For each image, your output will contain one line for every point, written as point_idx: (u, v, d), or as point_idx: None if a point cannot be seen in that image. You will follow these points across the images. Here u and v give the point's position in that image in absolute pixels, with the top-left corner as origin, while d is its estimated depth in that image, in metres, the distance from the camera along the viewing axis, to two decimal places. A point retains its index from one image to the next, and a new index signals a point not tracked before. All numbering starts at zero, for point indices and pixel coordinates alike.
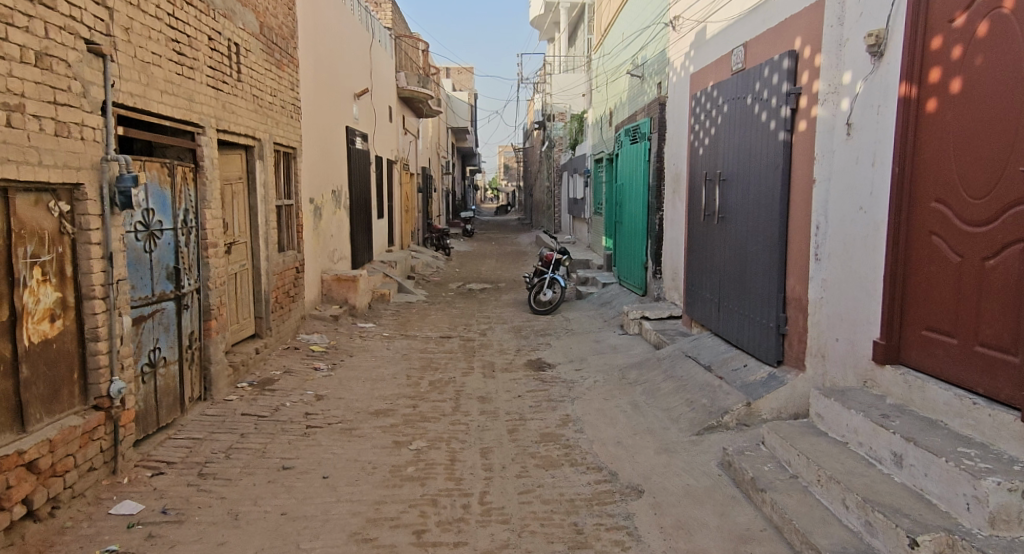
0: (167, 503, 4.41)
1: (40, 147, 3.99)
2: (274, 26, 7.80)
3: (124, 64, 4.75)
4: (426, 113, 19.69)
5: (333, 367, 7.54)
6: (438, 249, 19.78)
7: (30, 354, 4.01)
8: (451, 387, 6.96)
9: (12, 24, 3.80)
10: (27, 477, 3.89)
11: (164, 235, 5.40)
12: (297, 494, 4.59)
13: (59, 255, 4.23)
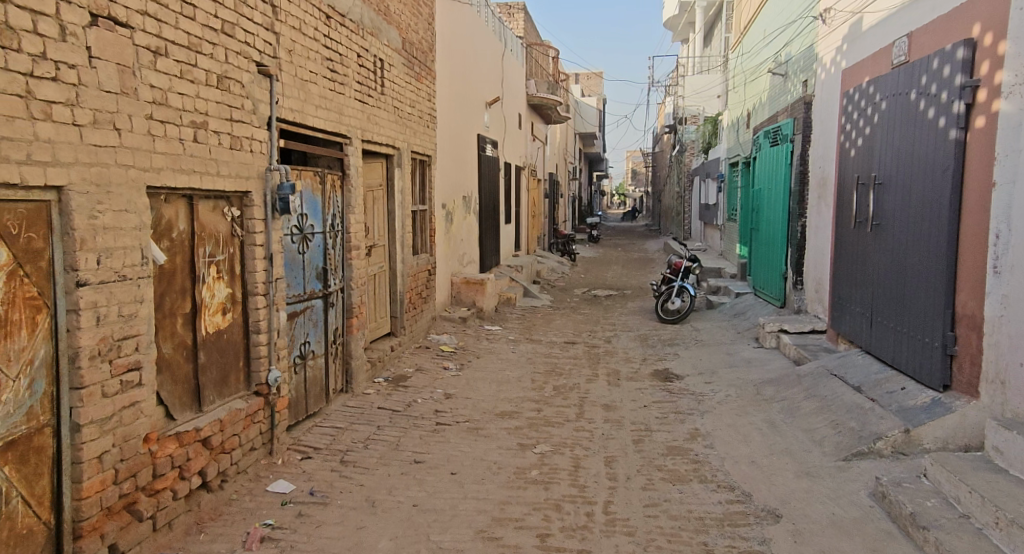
0: (315, 485, 4.81)
1: (219, 160, 4.47)
2: (415, 40, 8.24)
3: (287, 83, 5.22)
4: (556, 120, 19.92)
5: (461, 367, 7.87)
6: (563, 254, 20.08)
7: (206, 342, 4.50)
8: (575, 393, 7.09)
9: (199, 51, 4.29)
10: (202, 452, 4.36)
11: (315, 238, 5.86)
12: (428, 487, 4.87)
13: (230, 255, 4.71)
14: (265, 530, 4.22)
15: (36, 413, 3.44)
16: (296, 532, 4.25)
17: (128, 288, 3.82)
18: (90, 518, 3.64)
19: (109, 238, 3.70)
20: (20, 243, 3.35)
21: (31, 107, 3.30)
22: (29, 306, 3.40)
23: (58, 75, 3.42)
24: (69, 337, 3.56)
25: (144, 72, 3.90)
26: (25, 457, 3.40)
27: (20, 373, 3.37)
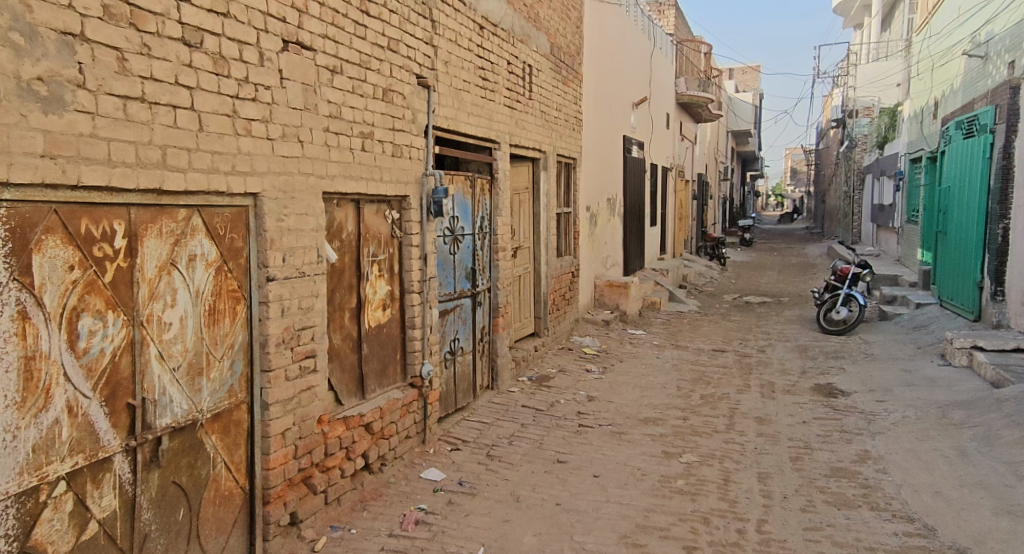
0: (464, 476, 4.91)
1: (383, 167, 4.68)
2: (564, 44, 8.27)
3: (443, 92, 5.37)
4: (707, 118, 19.35)
5: (604, 370, 7.79)
6: (713, 258, 19.51)
7: (369, 336, 4.70)
8: (726, 403, 6.83)
9: (369, 67, 4.50)
10: (365, 436, 4.57)
11: (465, 240, 5.99)
12: (570, 487, 4.84)
13: (390, 255, 4.90)
14: (419, 514, 4.35)
15: (235, 391, 3.75)
16: (446, 519, 4.35)
17: (307, 284, 4.06)
18: (276, 487, 3.92)
19: (292, 239, 3.96)
20: (225, 243, 3.65)
21: (235, 124, 3.60)
22: (231, 297, 3.70)
23: (256, 96, 3.70)
24: (260, 326, 3.84)
25: (324, 89, 4.13)
26: (227, 429, 3.71)
27: (223, 355, 3.67)
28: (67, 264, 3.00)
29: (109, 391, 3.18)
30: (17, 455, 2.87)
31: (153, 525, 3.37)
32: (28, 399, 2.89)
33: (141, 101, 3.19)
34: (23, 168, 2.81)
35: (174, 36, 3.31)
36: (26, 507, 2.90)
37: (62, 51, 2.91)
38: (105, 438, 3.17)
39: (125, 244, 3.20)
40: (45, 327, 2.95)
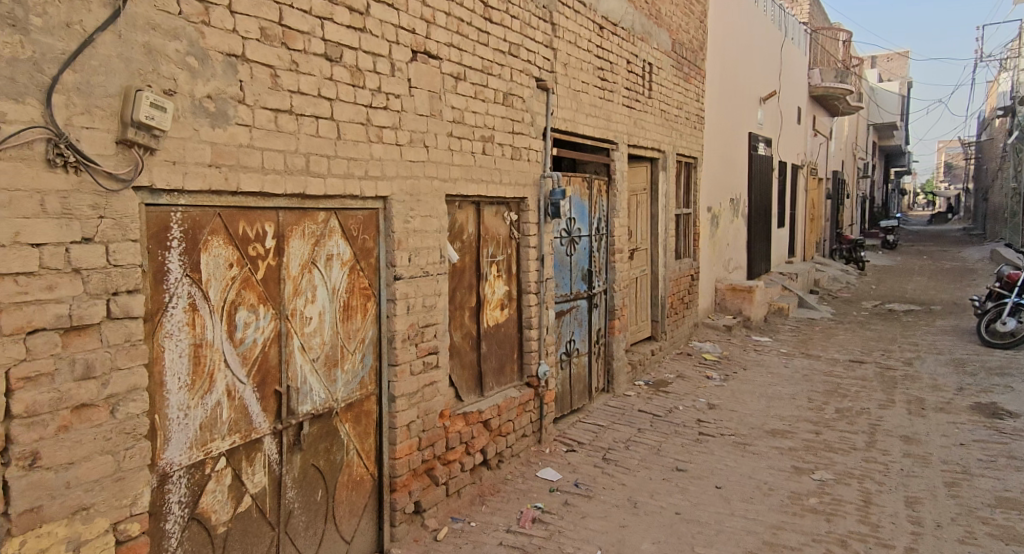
0: (579, 477, 4.90)
1: (503, 170, 4.75)
2: (685, 41, 8.08)
3: (562, 94, 5.39)
4: (842, 111, 18.31)
5: (726, 377, 7.54)
6: (849, 261, 18.45)
7: (488, 334, 4.78)
8: (865, 419, 6.43)
9: (490, 73, 4.58)
10: (484, 432, 4.65)
11: (582, 241, 5.98)
12: (691, 497, 4.71)
13: (508, 256, 4.97)
14: (536, 512, 4.38)
15: (366, 383, 3.91)
16: (563, 519, 4.34)
17: (430, 282, 4.19)
18: (402, 476, 4.05)
19: (418, 239, 4.09)
20: (358, 243, 3.82)
21: (369, 132, 3.76)
22: (363, 295, 3.87)
23: (388, 105, 3.85)
24: (388, 322, 3.99)
25: (448, 95, 4.25)
26: (359, 418, 3.87)
27: (356, 348, 3.84)
28: (228, 262, 3.26)
29: (260, 378, 3.42)
30: (187, 431, 3.16)
31: (296, 503, 3.59)
32: (196, 382, 3.18)
33: (289, 113, 3.40)
34: (195, 177, 3.08)
35: (318, 51, 3.50)
36: (193, 478, 3.20)
37: (227, 71, 3.17)
38: (257, 420, 3.41)
39: (274, 244, 3.43)
40: (210, 318, 3.22)
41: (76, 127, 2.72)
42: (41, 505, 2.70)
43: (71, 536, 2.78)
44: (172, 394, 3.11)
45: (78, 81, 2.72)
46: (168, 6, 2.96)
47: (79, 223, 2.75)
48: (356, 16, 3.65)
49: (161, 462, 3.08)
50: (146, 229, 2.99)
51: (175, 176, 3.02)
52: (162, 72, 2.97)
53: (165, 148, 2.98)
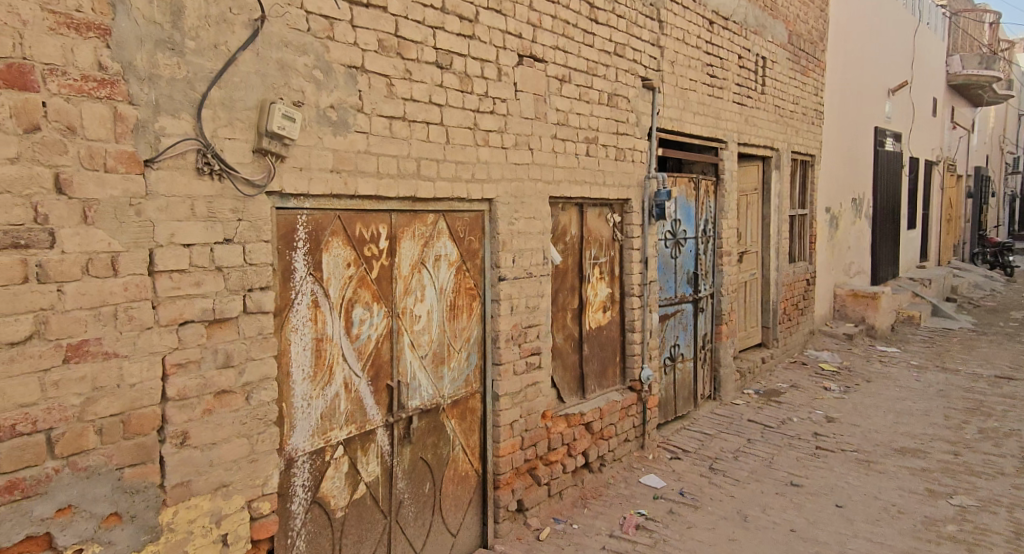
0: (685, 486, 4.78)
1: (606, 171, 4.73)
2: (803, 32, 7.63)
3: (669, 93, 5.28)
4: (991, 101, 16.68)
5: (847, 389, 7.04)
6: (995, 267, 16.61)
7: (590, 336, 4.78)
8: (1014, 441, 5.82)
9: (596, 74, 4.58)
10: (586, 435, 4.66)
11: (687, 243, 5.82)
12: (808, 514, 4.46)
13: (611, 258, 4.95)
14: (639, 518, 4.33)
15: (471, 381, 4.03)
16: (667, 528, 4.26)
17: (534, 284, 4.25)
18: (505, 474, 4.13)
19: (522, 241, 4.16)
20: (464, 244, 3.94)
21: (475, 136, 3.87)
22: (468, 294, 3.99)
23: (494, 109, 3.95)
24: (492, 321, 4.08)
25: (554, 98, 4.29)
26: (464, 415, 3.99)
27: (461, 346, 3.97)
28: (346, 262, 3.46)
29: (373, 372, 3.60)
30: (310, 420, 3.38)
31: (406, 494, 3.74)
32: (318, 374, 3.40)
33: (403, 120, 3.56)
34: (319, 182, 3.29)
35: (429, 60, 3.64)
36: (315, 464, 3.41)
37: (348, 82, 3.36)
38: (370, 412, 3.59)
39: (387, 245, 3.61)
40: (331, 314, 3.43)
41: (220, 139, 3.02)
42: (189, 480, 3.00)
43: (213, 510, 3.07)
44: (297, 384, 3.33)
45: (222, 96, 3.01)
46: (298, 24, 3.20)
47: (220, 225, 3.03)
48: (466, 24, 3.78)
49: (288, 447, 3.32)
50: (276, 231, 3.23)
51: (302, 181, 3.24)
52: (292, 85, 3.21)
53: (294, 156, 3.21)
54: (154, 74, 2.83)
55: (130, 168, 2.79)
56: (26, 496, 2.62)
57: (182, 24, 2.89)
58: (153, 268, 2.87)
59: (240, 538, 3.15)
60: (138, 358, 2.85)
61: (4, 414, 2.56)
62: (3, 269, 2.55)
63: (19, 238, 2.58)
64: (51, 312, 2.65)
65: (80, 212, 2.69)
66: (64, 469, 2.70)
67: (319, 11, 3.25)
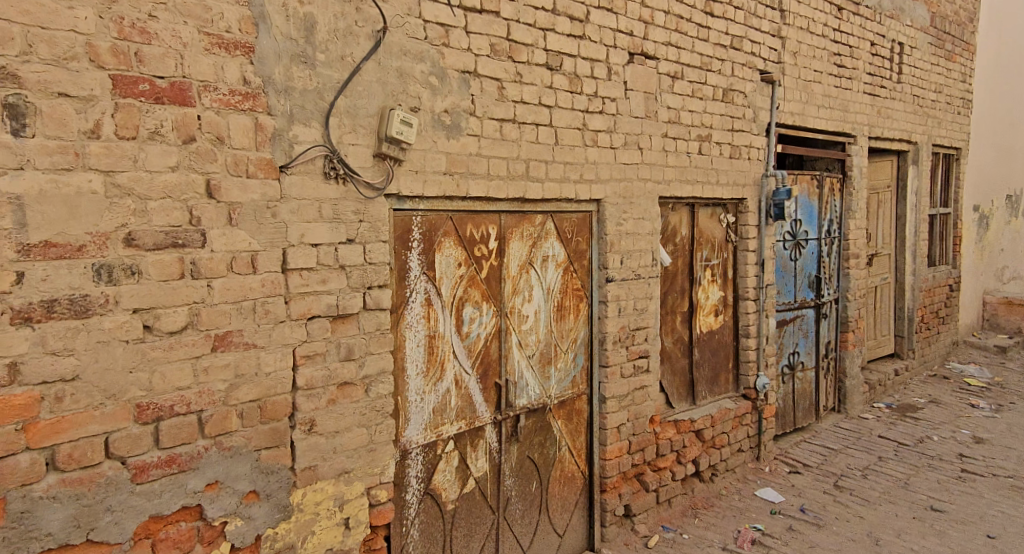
0: (806, 502, 4.52)
1: (720, 170, 4.58)
2: (949, 13, 6.89)
3: (790, 86, 5.02)
4: None
5: (997, 408, 6.24)
6: None
7: (700, 340, 4.66)
8: None
9: (710, 69, 4.43)
10: (696, 442, 4.56)
11: (809, 245, 5.49)
12: (954, 543, 4.06)
13: (724, 260, 4.80)
14: (755, 533, 4.16)
15: (578, 382, 4.03)
16: (785, 545, 4.05)
17: (642, 285, 4.20)
18: (612, 477, 4.11)
19: (630, 242, 4.12)
20: (572, 245, 3.94)
21: (584, 136, 3.86)
22: (575, 295, 3.99)
23: (603, 109, 3.92)
24: (599, 323, 4.06)
25: (664, 95, 4.20)
26: (570, 416, 3.99)
27: (568, 348, 3.98)
28: (457, 261, 3.55)
29: (482, 369, 3.68)
30: (423, 414, 3.49)
31: (513, 491, 3.80)
32: (431, 369, 3.50)
33: (513, 122, 3.60)
34: (433, 185, 3.38)
35: (540, 62, 3.67)
36: (428, 457, 3.52)
37: (461, 87, 3.44)
38: (479, 409, 3.67)
39: (497, 246, 3.67)
40: (442, 312, 3.53)
41: (346, 144, 3.16)
42: (316, 464, 3.17)
43: (337, 494, 3.23)
44: (411, 379, 3.45)
45: (348, 104, 3.16)
46: (416, 33, 3.30)
47: (344, 226, 3.18)
48: (576, 24, 3.78)
49: (402, 439, 3.44)
50: (394, 231, 3.35)
51: (417, 184, 3.34)
52: (410, 92, 3.31)
53: (410, 159, 3.31)
54: (290, 86, 3.02)
55: (268, 174, 2.99)
56: (181, 470, 2.86)
57: (314, 39, 3.06)
58: (285, 266, 3.06)
59: (359, 523, 3.29)
60: (273, 350, 3.04)
61: (165, 396, 2.81)
62: (163, 266, 2.78)
63: (178, 239, 2.81)
64: (202, 306, 2.87)
65: (225, 214, 2.91)
66: (212, 448, 2.92)
67: (436, 19, 3.34)
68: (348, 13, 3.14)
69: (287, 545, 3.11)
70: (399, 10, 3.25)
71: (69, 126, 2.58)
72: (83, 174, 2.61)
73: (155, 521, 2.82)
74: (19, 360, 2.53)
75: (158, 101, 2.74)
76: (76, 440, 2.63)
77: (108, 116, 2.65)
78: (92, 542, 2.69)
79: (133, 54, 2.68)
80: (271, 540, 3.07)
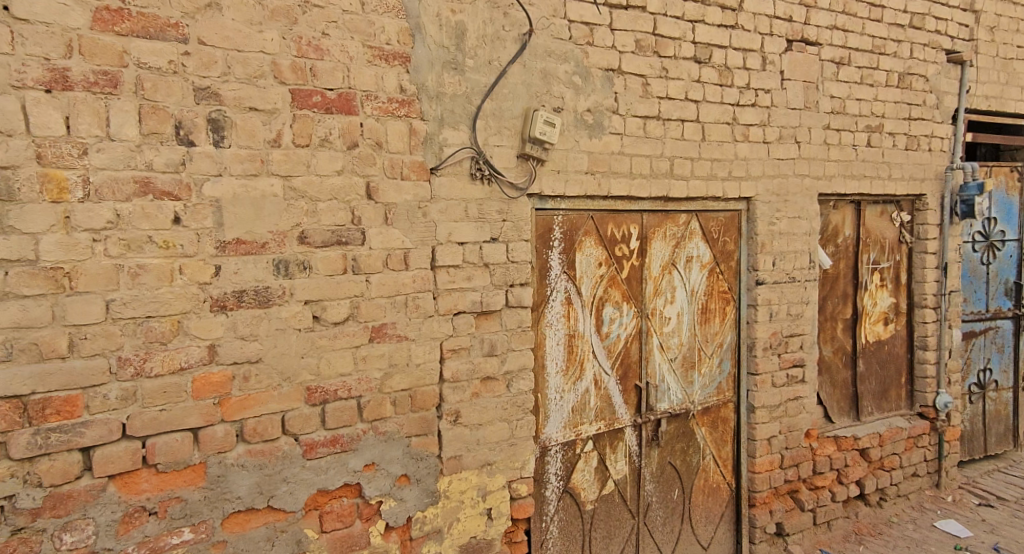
0: (999, 540, 4.10)
1: (894, 162, 4.30)
2: None
3: (984, 66, 4.62)
4: None
5: None
6: None
7: (866, 351, 4.40)
8: None
9: (884, 52, 4.19)
10: (860, 462, 4.30)
11: (1006, 246, 4.93)
12: None
13: (896, 263, 4.50)
14: None
15: (723, 389, 3.92)
16: None
17: (797, 290, 4.02)
18: (762, 492, 3.96)
19: (784, 242, 3.95)
20: (718, 245, 3.85)
21: (735, 131, 3.75)
22: (721, 299, 3.89)
23: (756, 102, 3.80)
24: (748, 328, 3.94)
25: (827, 84, 4.01)
26: (715, 423, 3.90)
27: (713, 352, 3.88)
28: (598, 261, 3.56)
29: (622, 371, 3.67)
30: (562, 412, 3.53)
31: (654, 497, 3.76)
32: (570, 367, 3.53)
33: (657, 119, 3.55)
34: (574, 184, 3.40)
35: (686, 55, 3.60)
36: (567, 455, 3.55)
37: (605, 85, 3.44)
38: (619, 411, 3.66)
39: (638, 246, 3.65)
40: (582, 311, 3.55)
41: (491, 146, 3.26)
42: (460, 454, 3.28)
43: (480, 484, 3.33)
44: (551, 377, 3.50)
45: (494, 107, 3.26)
46: (561, 33, 3.34)
47: (488, 225, 3.27)
48: (728, 13, 3.69)
49: (542, 436, 3.49)
50: (535, 230, 3.41)
51: (558, 183, 3.37)
52: (553, 92, 3.36)
53: (553, 159, 3.35)
54: (441, 91, 3.16)
55: (420, 176, 3.13)
56: (344, 450, 3.06)
57: (464, 45, 3.18)
58: (434, 263, 3.19)
59: (501, 514, 3.38)
60: (422, 342, 3.19)
61: (330, 382, 3.02)
62: (329, 261, 2.99)
63: (342, 237, 3.01)
64: (362, 299, 3.06)
65: (382, 214, 3.08)
66: (369, 431, 3.11)
67: (581, 18, 3.37)
68: (496, 18, 3.24)
69: (435, 529, 3.25)
70: (545, 12, 3.30)
71: (258, 136, 2.83)
72: (267, 179, 2.86)
73: (322, 494, 3.04)
74: (216, 343, 2.80)
75: (328, 111, 2.96)
76: (260, 417, 2.90)
77: (286, 127, 2.88)
78: (273, 508, 2.94)
79: (309, 69, 2.91)
80: (420, 523, 3.22)
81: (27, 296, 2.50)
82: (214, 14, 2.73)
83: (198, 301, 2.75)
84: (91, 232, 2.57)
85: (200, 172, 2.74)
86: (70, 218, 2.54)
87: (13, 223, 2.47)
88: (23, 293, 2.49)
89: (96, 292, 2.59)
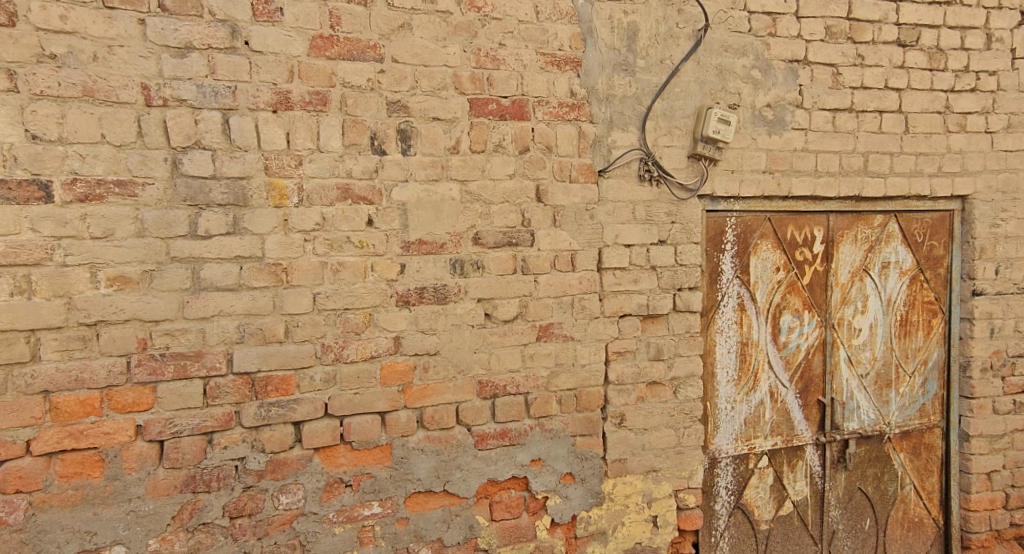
0: None
1: None
2: None
3: None
4: None
5: None
6: None
7: None
8: None
9: None
10: None
11: None
12: None
13: None
14: None
15: (928, 412, 3.56)
16: None
17: None
18: (979, 534, 3.57)
19: (1011, 247, 3.52)
20: (923, 250, 3.51)
21: (948, 121, 3.40)
22: (926, 310, 3.54)
23: (977, 85, 3.43)
24: (962, 345, 3.54)
25: None
26: (917, 450, 3.56)
27: (915, 370, 3.54)
28: (775, 266, 3.38)
29: (803, 384, 3.44)
30: (734, 423, 3.39)
31: (840, 524, 3.51)
32: (742, 377, 3.38)
33: (849, 112, 3.31)
34: (750, 184, 3.25)
35: (889, 39, 3.33)
36: (739, 469, 3.40)
37: (789, 77, 3.26)
38: (800, 428, 3.45)
39: (823, 250, 3.41)
40: (757, 319, 3.38)
41: (661, 147, 3.20)
42: (625, 458, 3.25)
43: (645, 490, 3.28)
44: (722, 385, 3.37)
45: (665, 106, 3.19)
46: (740, 26, 3.21)
47: (656, 227, 3.22)
48: None
49: (712, 447, 3.38)
50: (705, 233, 3.30)
51: (733, 184, 3.24)
52: (729, 89, 3.23)
53: (727, 158, 3.23)
54: (611, 93, 3.15)
55: (588, 179, 3.15)
56: (512, 443, 3.15)
57: (635, 46, 3.16)
58: (601, 264, 3.19)
59: (667, 523, 3.31)
60: (589, 343, 3.20)
61: (500, 376, 3.12)
62: (500, 261, 3.09)
63: (513, 238, 3.09)
64: (530, 298, 3.13)
65: (551, 216, 3.12)
66: (536, 427, 3.17)
67: (763, 8, 3.22)
68: (671, 15, 3.18)
69: (599, 530, 3.25)
70: (723, 5, 3.19)
71: (439, 143, 3.00)
72: (446, 184, 3.01)
73: (492, 484, 3.15)
74: (401, 335, 3.00)
75: (503, 117, 3.06)
76: (437, 406, 3.06)
77: (464, 134, 3.02)
78: (448, 492, 3.10)
79: (486, 78, 3.03)
80: (585, 522, 3.24)
81: (256, 288, 2.81)
82: (406, 34, 2.93)
83: (385, 296, 2.97)
84: (303, 233, 2.85)
85: (391, 178, 2.95)
86: (288, 220, 2.83)
87: (247, 224, 2.79)
88: (253, 286, 2.81)
89: (306, 285, 2.87)
